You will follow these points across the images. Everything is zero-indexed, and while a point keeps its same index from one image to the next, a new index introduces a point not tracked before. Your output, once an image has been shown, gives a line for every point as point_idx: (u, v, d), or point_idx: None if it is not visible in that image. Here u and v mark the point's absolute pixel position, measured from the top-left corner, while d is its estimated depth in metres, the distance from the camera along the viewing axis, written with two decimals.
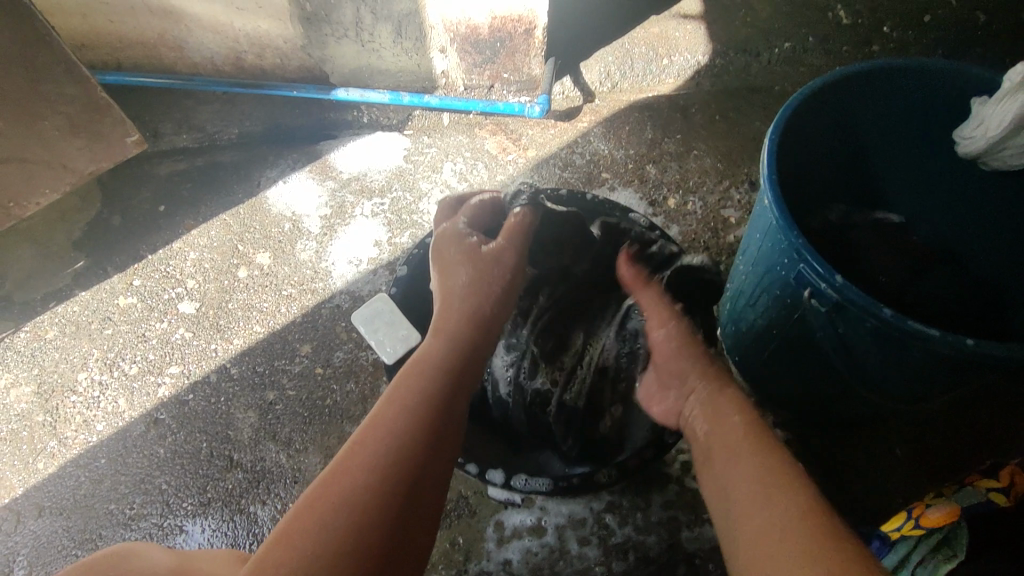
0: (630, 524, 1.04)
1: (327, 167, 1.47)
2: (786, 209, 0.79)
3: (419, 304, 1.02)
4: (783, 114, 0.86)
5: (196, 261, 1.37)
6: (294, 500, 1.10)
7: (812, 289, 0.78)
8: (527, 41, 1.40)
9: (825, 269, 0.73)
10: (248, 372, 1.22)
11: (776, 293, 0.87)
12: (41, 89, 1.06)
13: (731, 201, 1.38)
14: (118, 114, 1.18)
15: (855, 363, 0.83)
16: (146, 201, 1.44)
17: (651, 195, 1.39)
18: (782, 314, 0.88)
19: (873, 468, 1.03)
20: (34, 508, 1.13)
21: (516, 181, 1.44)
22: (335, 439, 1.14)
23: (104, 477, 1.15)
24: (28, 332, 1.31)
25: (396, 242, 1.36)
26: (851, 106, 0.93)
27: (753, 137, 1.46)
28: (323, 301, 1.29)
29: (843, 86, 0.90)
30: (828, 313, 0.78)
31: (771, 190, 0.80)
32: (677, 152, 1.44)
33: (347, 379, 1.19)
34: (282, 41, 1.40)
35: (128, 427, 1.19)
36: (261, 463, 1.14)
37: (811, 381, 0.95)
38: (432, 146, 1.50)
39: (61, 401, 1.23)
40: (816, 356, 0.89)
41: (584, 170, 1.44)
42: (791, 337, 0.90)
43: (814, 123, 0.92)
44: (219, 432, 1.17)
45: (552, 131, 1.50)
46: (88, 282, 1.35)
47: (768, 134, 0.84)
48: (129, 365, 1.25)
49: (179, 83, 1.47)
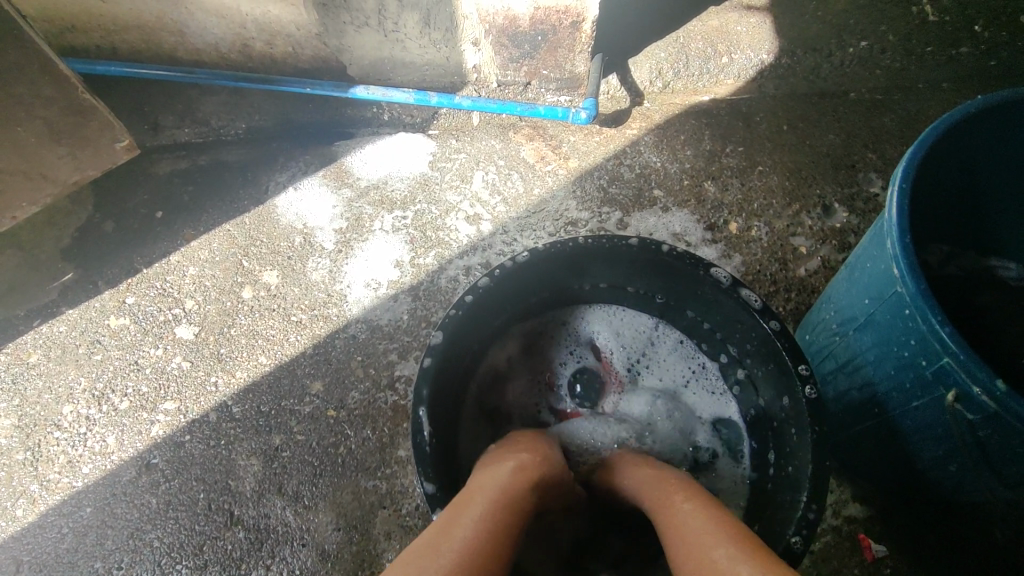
0: None
1: (344, 172, 1.32)
2: (923, 281, 0.63)
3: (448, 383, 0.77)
4: (907, 158, 0.69)
5: (196, 277, 1.23)
6: (302, 567, 0.97)
7: (955, 386, 0.61)
8: (572, 35, 1.24)
9: (982, 369, 0.57)
10: (251, 412, 1.08)
11: (892, 372, 0.72)
12: (12, 91, 0.90)
13: (801, 226, 1.20)
14: (104, 115, 1.02)
15: (992, 468, 0.68)
16: (143, 206, 1.30)
17: (709, 218, 1.22)
18: (893, 397, 0.74)
19: (967, 555, 0.90)
20: (11, 562, 1.00)
21: (555, 195, 1.27)
22: (349, 496, 1.01)
23: (89, 529, 1.02)
24: (9, 355, 1.18)
25: (420, 263, 1.21)
26: (983, 143, 0.76)
27: (829, 152, 1.28)
28: (337, 330, 1.15)
29: (984, 121, 0.73)
30: (970, 415, 0.62)
31: (903, 257, 0.64)
32: (740, 167, 1.27)
33: (363, 425, 1.05)
34: (295, 28, 1.23)
35: (117, 471, 1.06)
36: (265, 520, 1.00)
37: (916, 468, 0.80)
38: (460, 151, 1.34)
39: (43, 437, 1.10)
40: (931, 449, 0.74)
41: (633, 184, 1.26)
42: (900, 422, 0.75)
43: (938, 164, 0.75)
44: (218, 482, 1.03)
45: (596, 138, 1.33)
46: (76, 298, 1.22)
47: (895, 182, 0.67)
48: (120, 398, 1.12)
49: (180, 75, 1.27)
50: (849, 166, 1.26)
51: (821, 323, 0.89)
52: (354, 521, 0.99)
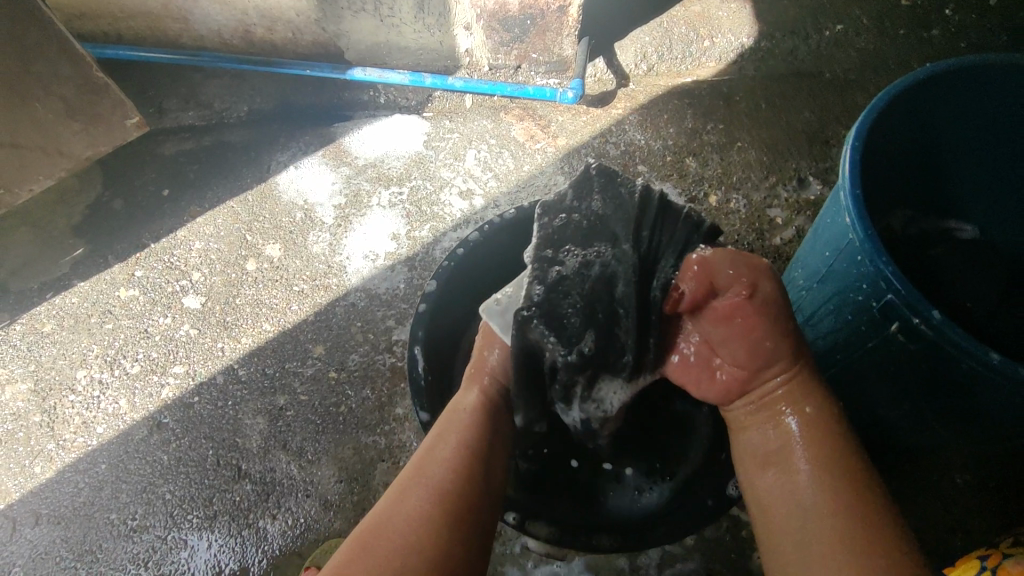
0: (667, 550, 0.97)
1: (342, 151, 1.38)
2: (872, 228, 0.69)
3: (445, 331, 0.87)
4: (861, 120, 0.76)
5: (202, 251, 1.29)
6: (306, 516, 1.03)
7: (900, 322, 0.68)
8: (560, 19, 1.30)
9: (920, 302, 0.63)
10: (256, 375, 1.14)
11: (847, 318, 0.78)
12: (30, 69, 0.96)
13: (777, 199, 1.27)
14: (116, 94, 1.08)
15: (938, 403, 0.74)
16: (150, 185, 1.36)
17: (691, 191, 1.28)
18: (849, 341, 0.80)
19: (929, 496, 0.96)
20: (32, 515, 1.07)
21: (544, 172, 1.33)
22: (350, 450, 1.07)
23: (105, 484, 1.08)
24: (24, 325, 1.23)
25: (415, 236, 1.27)
26: (936, 108, 0.82)
27: (804, 129, 1.34)
28: (337, 298, 1.21)
29: (932, 86, 0.79)
30: (914, 349, 0.69)
31: (854, 207, 0.70)
32: (719, 143, 1.33)
33: (362, 385, 1.11)
34: (295, 14, 1.29)
35: (129, 430, 1.12)
36: (270, 474, 1.06)
37: (875, 410, 0.86)
38: (454, 131, 1.40)
39: (59, 400, 1.16)
40: (885, 388, 0.80)
41: (619, 161, 1.33)
42: (857, 365, 0.81)
43: (893, 128, 0.81)
44: (226, 439, 1.09)
45: (584, 118, 1.40)
46: (88, 271, 1.27)
47: (849, 140, 0.74)
48: (131, 363, 1.18)
49: (184, 58, 1.34)
50: (824, 141, 1.33)
51: (792, 280, 0.96)
52: (355, 473, 1.05)
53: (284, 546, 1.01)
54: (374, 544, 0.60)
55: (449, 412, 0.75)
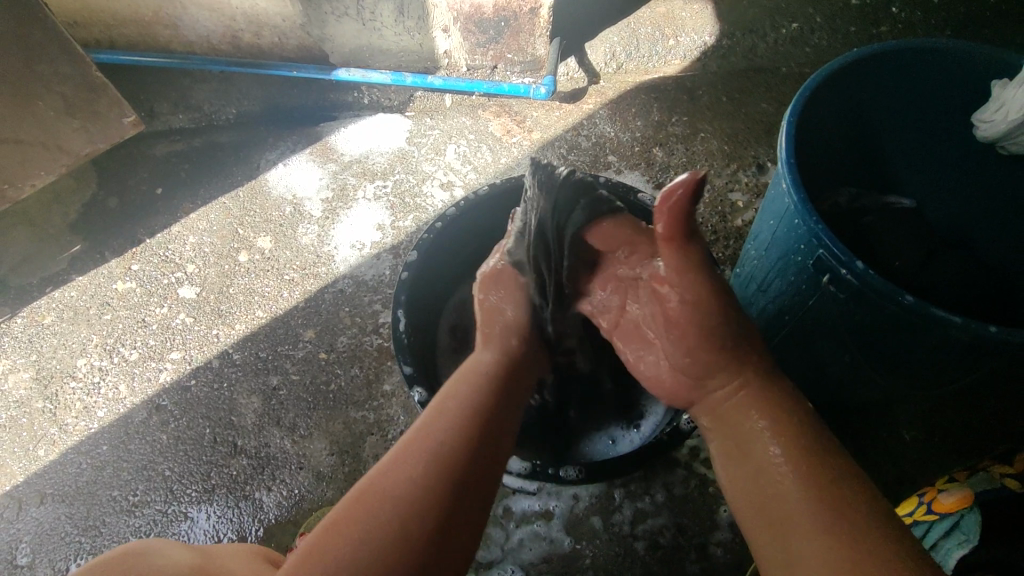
0: (639, 507, 1.05)
1: (329, 149, 1.45)
2: (805, 192, 0.78)
3: (422, 295, 0.94)
4: (796, 99, 0.84)
5: (195, 244, 1.35)
6: (300, 487, 1.09)
7: (831, 274, 0.76)
8: (532, 21, 1.39)
9: (845, 253, 0.72)
10: (250, 358, 1.21)
11: (791, 279, 0.86)
12: (34, 68, 1.03)
13: (738, 183, 1.36)
14: (114, 93, 1.14)
15: (872, 351, 0.83)
16: (144, 184, 1.42)
17: (658, 178, 1.37)
18: (794, 301, 0.88)
19: (880, 450, 1.04)
20: (36, 495, 1.12)
21: (520, 164, 1.41)
22: (341, 425, 1.13)
23: (106, 463, 1.13)
24: (25, 318, 1.29)
25: (399, 226, 1.34)
26: (866, 88, 0.91)
27: (762, 120, 1.44)
28: (326, 286, 1.27)
29: (861, 67, 0.88)
30: (845, 299, 0.77)
31: (789, 174, 0.78)
32: (684, 134, 1.42)
33: (351, 364, 1.18)
34: (281, 19, 1.36)
35: (129, 413, 1.18)
36: (265, 449, 1.12)
37: (822, 366, 0.94)
38: (434, 128, 1.47)
39: (61, 387, 1.21)
40: (828, 343, 0.88)
41: (590, 152, 1.41)
42: (802, 322, 0.89)
43: (827, 108, 0.90)
44: (222, 419, 1.15)
45: (557, 113, 1.48)
46: (85, 266, 1.33)
47: (785, 117, 0.82)
48: (130, 351, 1.24)
49: (176, 62, 1.38)
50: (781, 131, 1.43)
51: (745, 253, 1.04)
52: (346, 446, 1.11)
53: (280, 515, 1.07)
54: (362, 516, 0.55)
55: (461, 373, 0.70)
